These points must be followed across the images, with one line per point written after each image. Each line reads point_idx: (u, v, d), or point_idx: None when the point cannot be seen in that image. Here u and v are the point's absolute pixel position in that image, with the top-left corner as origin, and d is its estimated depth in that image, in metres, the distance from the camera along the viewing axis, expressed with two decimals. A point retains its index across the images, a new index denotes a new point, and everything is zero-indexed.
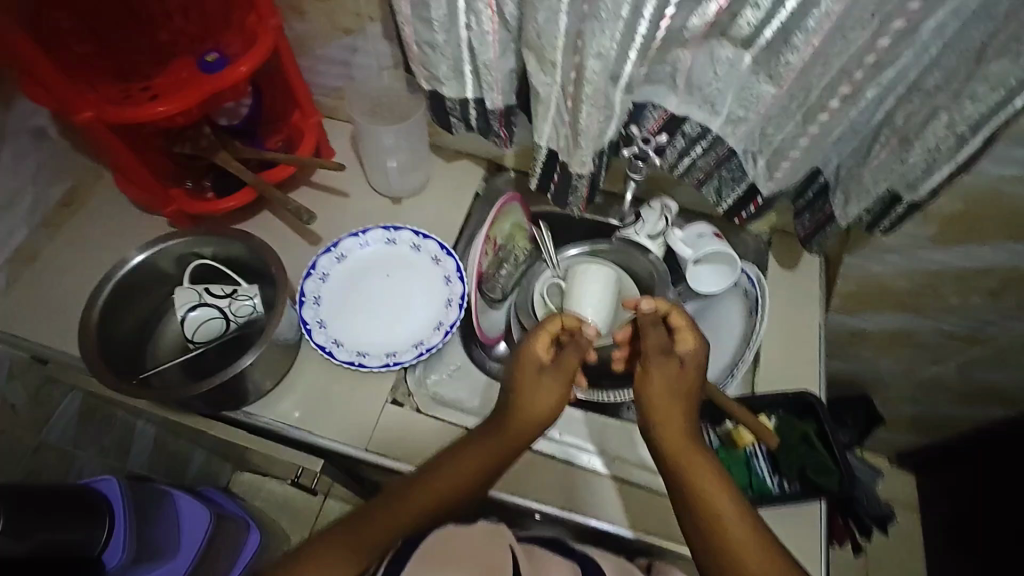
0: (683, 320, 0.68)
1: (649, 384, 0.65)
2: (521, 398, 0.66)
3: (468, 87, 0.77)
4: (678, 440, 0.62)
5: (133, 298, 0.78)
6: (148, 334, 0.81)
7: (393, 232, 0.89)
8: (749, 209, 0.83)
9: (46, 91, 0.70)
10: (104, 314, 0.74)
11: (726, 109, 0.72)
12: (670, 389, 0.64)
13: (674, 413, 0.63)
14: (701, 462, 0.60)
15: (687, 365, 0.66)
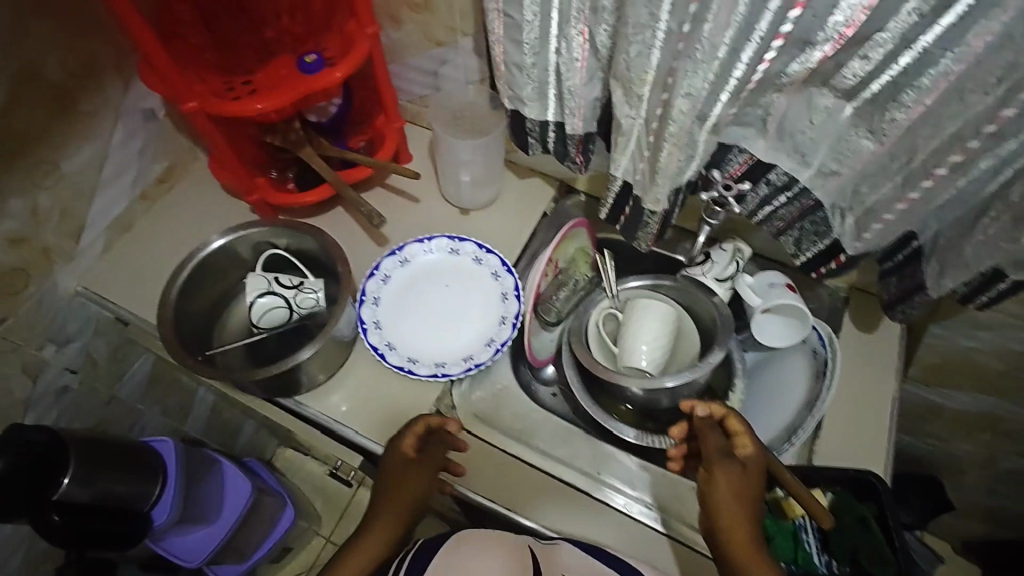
0: (742, 423, 0.69)
1: (714, 490, 0.66)
2: (392, 501, 0.72)
3: (550, 109, 0.77)
4: (745, 547, 0.63)
5: (209, 278, 0.82)
6: (218, 314, 0.85)
7: (458, 243, 0.90)
8: (831, 265, 0.79)
9: (159, 79, 0.74)
10: (182, 292, 0.78)
11: (818, 161, 0.69)
12: (734, 495, 0.66)
13: (740, 519, 0.65)
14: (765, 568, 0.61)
15: (748, 469, 0.67)
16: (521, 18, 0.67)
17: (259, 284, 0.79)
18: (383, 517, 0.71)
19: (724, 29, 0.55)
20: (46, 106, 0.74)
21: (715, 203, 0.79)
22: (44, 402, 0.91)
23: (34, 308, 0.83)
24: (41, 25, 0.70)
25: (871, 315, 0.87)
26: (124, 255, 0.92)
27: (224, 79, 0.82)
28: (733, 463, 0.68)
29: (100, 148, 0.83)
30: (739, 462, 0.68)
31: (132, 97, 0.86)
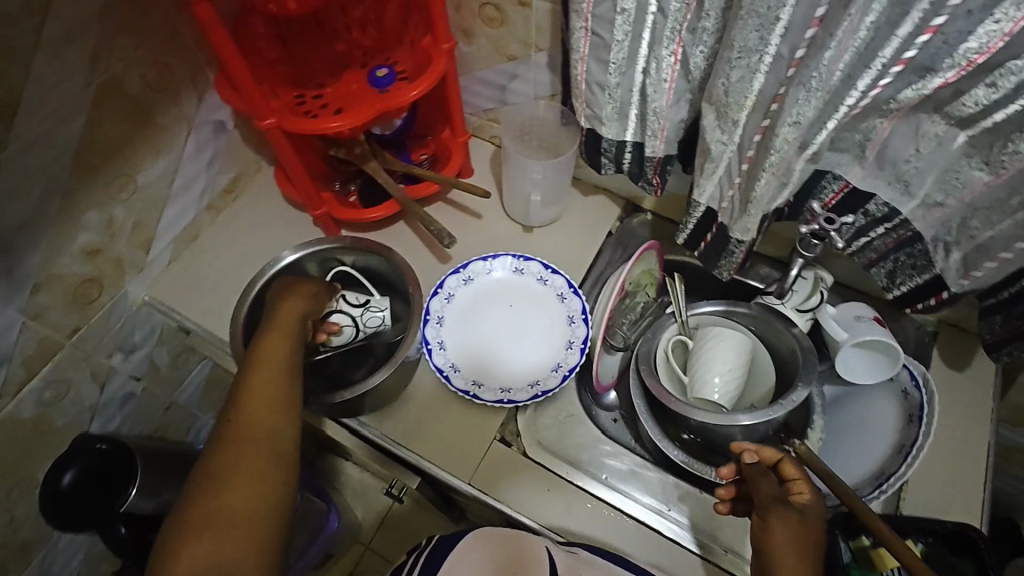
0: (798, 468, 0.66)
1: (771, 538, 0.61)
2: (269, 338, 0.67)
3: (630, 130, 0.74)
4: None
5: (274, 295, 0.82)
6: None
7: (522, 262, 0.88)
8: (930, 301, 0.74)
9: (240, 97, 0.73)
10: (252, 308, 0.78)
11: (922, 192, 0.64)
12: (795, 543, 0.61)
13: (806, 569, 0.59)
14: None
15: (806, 516, 0.63)
16: (610, 37, 0.64)
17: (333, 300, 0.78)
18: (260, 358, 0.65)
19: (841, 56, 0.51)
20: (126, 119, 0.74)
21: (813, 236, 0.72)
22: (110, 408, 0.91)
23: (105, 317, 0.83)
24: (127, 40, 0.70)
25: (961, 351, 0.82)
26: (191, 265, 0.92)
27: (298, 95, 0.81)
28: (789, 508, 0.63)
29: (172, 161, 0.83)
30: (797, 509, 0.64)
31: (204, 110, 0.85)
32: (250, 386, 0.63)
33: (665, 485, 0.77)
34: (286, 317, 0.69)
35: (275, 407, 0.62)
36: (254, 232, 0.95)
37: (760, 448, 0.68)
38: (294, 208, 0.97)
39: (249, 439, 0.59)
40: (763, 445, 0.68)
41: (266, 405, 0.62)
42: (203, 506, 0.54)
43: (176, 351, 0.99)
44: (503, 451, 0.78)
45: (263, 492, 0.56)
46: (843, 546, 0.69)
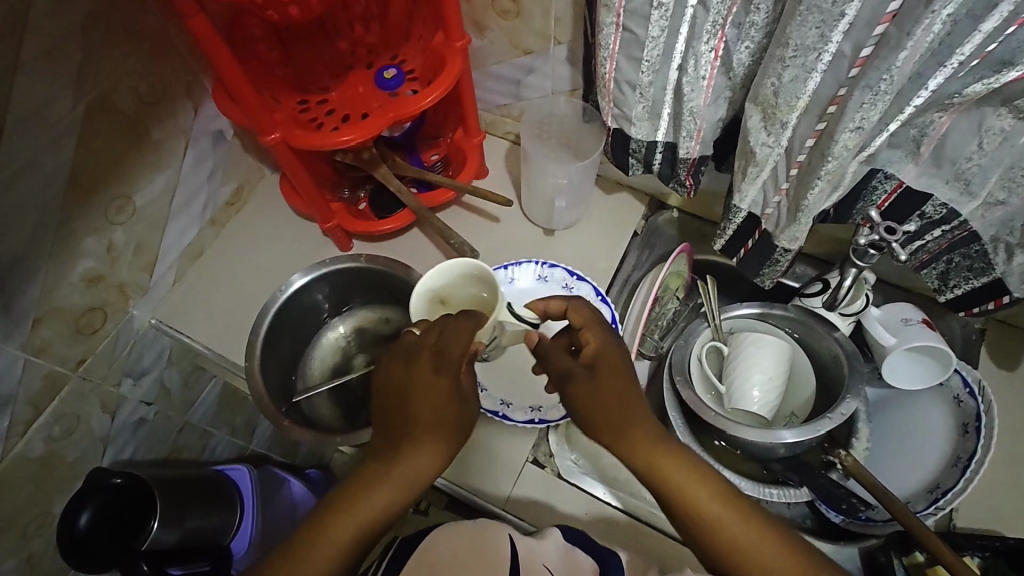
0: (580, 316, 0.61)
1: (578, 409, 0.57)
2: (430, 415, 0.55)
3: (661, 130, 0.69)
4: (643, 445, 0.55)
5: (294, 319, 0.81)
6: (304, 356, 0.84)
7: (547, 269, 0.84)
8: (987, 305, 0.69)
9: (241, 109, 0.68)
10: (267, 337, 0.77)
11: (984, 191, 0.59)
12: (604, 402, 0.56)
13: (620, 418, 0.56)
14: (669, 467, 0.54)
15: (597, 368, 0.58)
16: (644, 34, 0.58)
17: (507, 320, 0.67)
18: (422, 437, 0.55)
19: (914, 56, 0.46)
20: (121, 138, 0.69)
21: (871, 246, 0.67)
22: (124, 435, 0.88)
23: (112, 345, 0.80)
24: (115, 53, 0.64)
25: (1011, 349, 0.78)
26: (197, 284, 0.88)
27: (303, 103, 0.76)
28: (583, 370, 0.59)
29: (171, 178, 0.78)
30: (587, 365, 0.59)
31: (202, 120, 0.80)
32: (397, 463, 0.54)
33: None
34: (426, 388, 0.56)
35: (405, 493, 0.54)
36: (262, 247, 0.90)
37: (547, 303, 0.65)
38: (301, 220, 0.92)
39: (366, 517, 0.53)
40: (548, 300, 0.64)
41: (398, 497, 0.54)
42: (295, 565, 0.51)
43: (187, 371, 0.95)
44: (536, 473, 0.75)
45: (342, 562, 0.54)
46: (897, 562, 0.66)
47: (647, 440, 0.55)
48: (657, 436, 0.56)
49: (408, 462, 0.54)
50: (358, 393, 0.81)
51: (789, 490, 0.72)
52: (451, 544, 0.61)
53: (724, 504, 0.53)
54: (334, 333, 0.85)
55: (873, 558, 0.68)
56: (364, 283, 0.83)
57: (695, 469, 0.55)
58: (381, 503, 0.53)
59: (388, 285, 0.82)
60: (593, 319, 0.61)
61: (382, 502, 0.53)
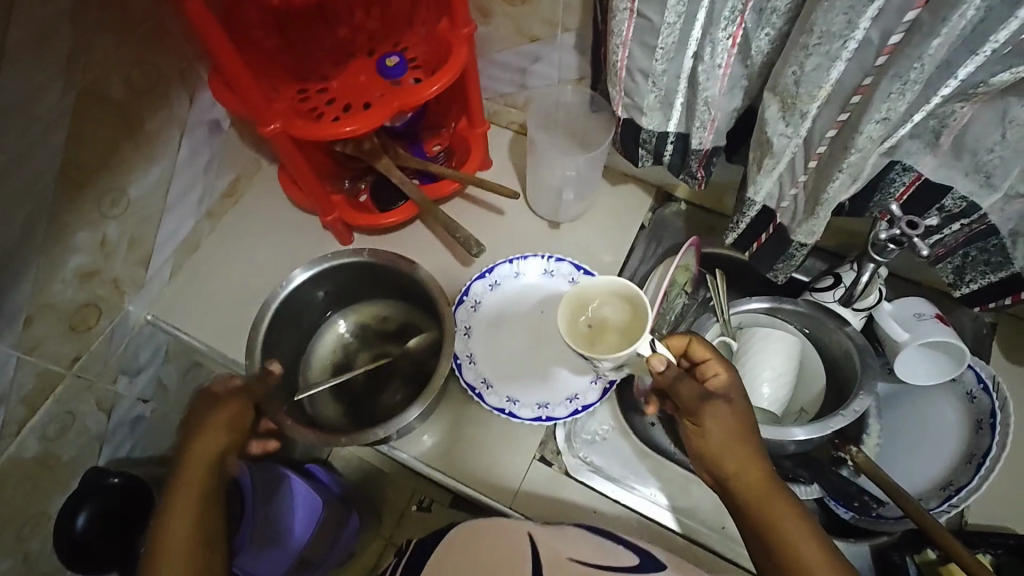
0: (708, 349, 0.61)
1: (709, 439, 0.56)
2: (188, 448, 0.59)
3: (673, 120, 0.67)
4: (759, 482, 0.54)
5: (294, 314, 0.78)
6: (305, 352, 0.82)
7: (553, 263, 0.82)
8: (1004, 300, 0.68)
9: (238, 98, 0.65)
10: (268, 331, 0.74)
11: (1007, 184, 0.57)
12: (731, 433, 0.55)
13: (745, 457, 0.55)
14: (784, 508, 0.52)
15: (731, 399, 0.57)
16: (660, 19, 0.56)
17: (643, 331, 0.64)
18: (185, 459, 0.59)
19: (946, 43, 0.44)
20: (113, 128, 0.67)
21: (891, 241, 0.66)
22: (120, 433, 0.86)
23: (106, 342, 0.77)
24: (106, 38, 0.61)
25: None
26: (193, 279, 0.85)
27: (302, 92, 0.73)
28: (716, 399, 0.57)
29: (164, 170, 0.76)
30: (721, 396, 0.57)
31: (196, 110, 0.77)
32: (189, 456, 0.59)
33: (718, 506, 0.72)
34: (208, 421, 0.61)
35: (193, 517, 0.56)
36: (260, 239, 0.88)
37: (666, 341, 0.64)
38: (299, 212, 0.89)
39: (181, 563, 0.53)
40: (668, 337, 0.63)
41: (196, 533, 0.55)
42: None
43: (184, 368, 0.93)
44: (544, 471, 0.73)
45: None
46: (909, 559, 0.67)
47: (765, 477, 0.54)
48: (769, 477, 0.54)
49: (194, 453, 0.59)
50: (360, 389, 0.80)
51: (800, 487, 0.70)
52: (464, 542, 0.61)
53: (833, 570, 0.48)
54: (336, 330, 0.84)
55: (885, 555, 0.68)
56: (365, 278, 0.81)
57: (805, 519, 0.52)
58: (182, 523, 0.55)
59: (389, 281, 0.80)
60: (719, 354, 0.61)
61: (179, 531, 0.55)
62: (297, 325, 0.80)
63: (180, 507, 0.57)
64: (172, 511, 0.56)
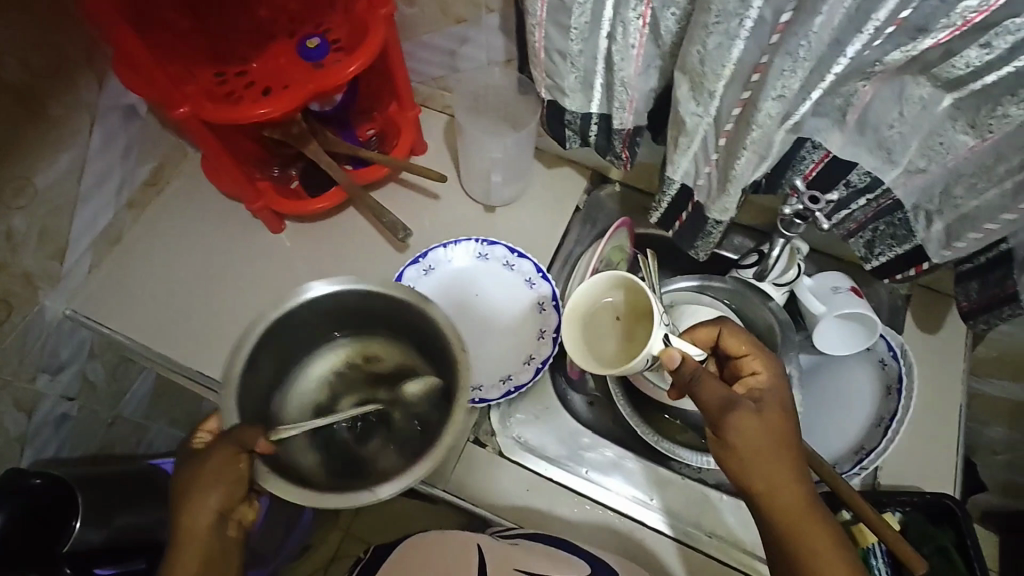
0: (745, 346, 0.60)
1: (736, 448, 0.52)
2: (190, 497, 0.54)
3: (595, 101, 0.68)
4: (793, 500, 0.51)
5: (291, 330, 0.63)
6: (292, 370, 0.66)
7: (486, 247, 0.82)
8: (908, 271, 0.71)
9: (141, 80, 0.62)
10: (253, 351, 0.60)
11: (905, 160, 0.60)
12: (767, 446, 0.51)
13: (779, 473, 0.51)
14: (820, 531, 0.50)
15: (765, 408, 0.54)
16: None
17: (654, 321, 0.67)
18: (180, 507, 0.54)
19: (831, 22, 0.45)
20: (12, 114, 0.63)
21: (795, 216, 0.69)
22: (44, 433, 0.83)
23: (21, 339, 0.74)
24: None
25: (936, 313, 0.81)
26: (116, 271, 0.83)
27: (218, 75, 0.71)
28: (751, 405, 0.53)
29: (77, 159, 0.73)
30: (757, 401, 0.54)
31: (108, 95, 0.74)
32: (187, 513, 0.53)
33: (704, 504, 0.72)
34: (206, 475, 0.54)
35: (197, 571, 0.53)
36: (187, 229, 0.85)
37: (694, 333, 0.63)
38: (227, 200, 0.87)
39: None
40: (695, 330, 0.63)
41: None
42: None
43: (113, 363, 0.90)
44: (478, 453, 0.75)
45: None
46: None
47: (801, 496, 0.51)
48: (805, 495, 0.52)
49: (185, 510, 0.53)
50: (347, 440, 0.64)
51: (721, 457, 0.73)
52: (419, 550, 0.69)
53: None
54: (336, 355, 0.68)
55: None
56: (370, 312, 0.65)
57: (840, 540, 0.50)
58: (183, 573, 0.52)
59: (403, 317, 0.64)
60: (759, 350, 0.59)
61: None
62: (309, 339, 0.66)
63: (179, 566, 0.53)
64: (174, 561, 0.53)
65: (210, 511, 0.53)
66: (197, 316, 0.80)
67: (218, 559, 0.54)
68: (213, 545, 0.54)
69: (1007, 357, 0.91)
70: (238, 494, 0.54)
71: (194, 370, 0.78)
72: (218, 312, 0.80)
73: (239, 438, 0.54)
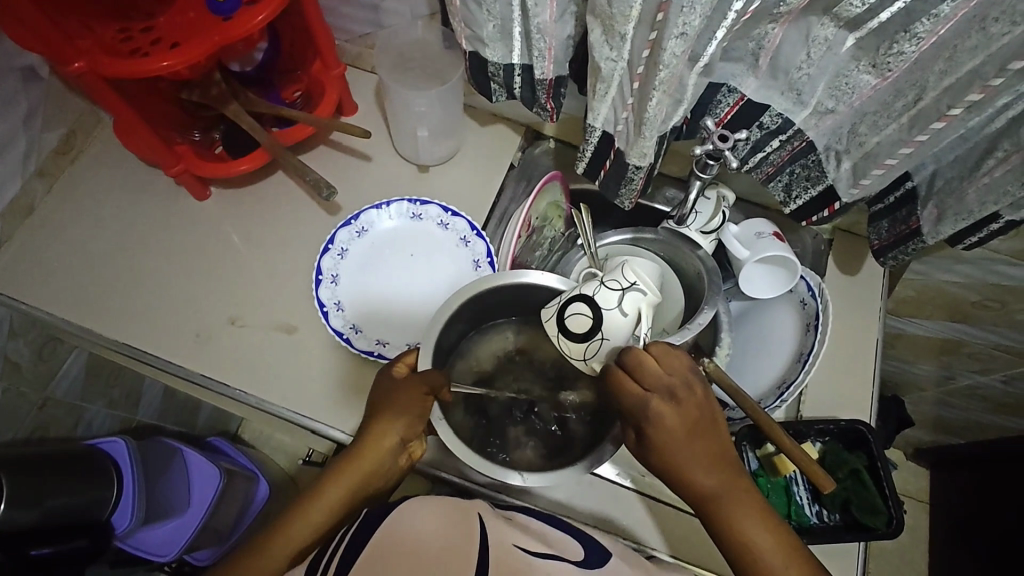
0: (627, 384, 0.54)
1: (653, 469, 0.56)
2: (380, 421, 0.61)
3: (516, 51, 0.67)
4: (700, 498, 0.54)
5: (502, 300, 0.68)
6: (477, 333, 0.71)
7: (419, 207, 0.82)
8: (823, 213, 0.74)
9: (32, 33, 0.59)
10: (465, 304, 0.65)
11: (814, 100, 0.61)
12: (668, 467, 0.54)
13: (685, 481, 0.54)
14: (733, 515, 0.53)
15: (650, 440, 0.54)
16: None
17: (607, 307, 0.59)
18: (375, 415, 0.62)
19: None
20: None
21: (708, 156, 0.69)
22: None
23: None
24: None
25: (854, 256, 0.84)
26: (30, 245, 0.79)
27: (120, 32, 0.67)
28: (642, 441, 0.55)
29: None
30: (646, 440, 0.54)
31: None
32: (375, 427, 0.61)
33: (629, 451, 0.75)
34: (397, 403, 0.60)
35: (365, 474, 0.61)
36: (103, 198, 0.81)
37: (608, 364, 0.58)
38: (147, 167, 0.83)
39: (344, 485, 0.60)
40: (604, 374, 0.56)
41: (359, 480, 0.60)
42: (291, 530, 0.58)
43: (38, 343, 0.87)
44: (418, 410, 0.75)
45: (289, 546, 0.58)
46: (750, 455, 0.72)
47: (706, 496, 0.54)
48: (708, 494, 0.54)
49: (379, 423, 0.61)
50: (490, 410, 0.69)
51: None
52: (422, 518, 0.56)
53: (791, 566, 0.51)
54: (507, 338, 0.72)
55: None
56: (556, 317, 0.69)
57: (752, 524, 0.53)
58: (358, 470, 0.60)
59: None
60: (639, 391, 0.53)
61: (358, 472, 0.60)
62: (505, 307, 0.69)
63: (352, 464, 0.61)
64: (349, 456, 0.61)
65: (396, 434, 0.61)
66: (121, 289, 0.78)
67: (387, 468, 0.62)
68: (389, 460, 0.62)
69: (922, 297, 0.96)
70: (418, 426, 0.62)
71: (119, 341, 0.75)
72: (145, 282, 0.78)
73: (428, 380, 0.59)
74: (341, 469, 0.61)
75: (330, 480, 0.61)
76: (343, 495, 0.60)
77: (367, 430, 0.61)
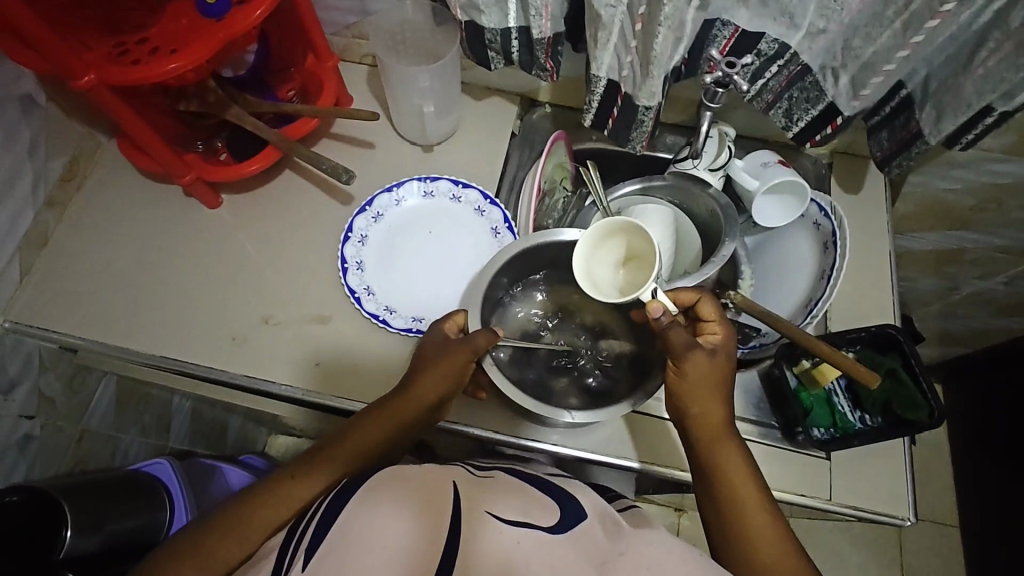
0: (714, 309, 0.63)
1: (685, 379, 0.60)
2: (423, 379, 0.62)
3: (511, 15, 0.68)
4: (713, 427, 0.60)
5: (530, 262, 0.72)
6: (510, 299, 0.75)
7: (431, 184, 0.83)
8: (826, 131, 0.75)
9: (41, 57, 0.60)
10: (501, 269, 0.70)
11: (806, 22, 0.63)
12: (705, 382, 0.59)
13: (710, 400, 0.60)
14: (731, 447, 0.59)
15: (715, 356, 0.60)
16: None
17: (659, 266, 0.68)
18: (416, 373, 0.63)
19: None
20: None
21: (717, 85, 0.71)
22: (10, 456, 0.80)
23: None
24: None
25: (856, 175, 0.87)
26: (49, 275, 0.79)
27: (116, 48, 0.66)
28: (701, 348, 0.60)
29: None
30: (708, 348, 0.60)
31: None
32: (414, 386, 0.62)
33: None
34: (441, 361, 0.63)
35: (387, 430, 0.61)
36: (114, 219, 0.82)
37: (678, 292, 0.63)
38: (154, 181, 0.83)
39: (368, 441, 0.60)
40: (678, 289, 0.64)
41: (381, 436, 0.61)
42: (304, 477, 0.56)
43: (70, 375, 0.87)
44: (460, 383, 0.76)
45: (299, 493, 0.55)
46: (789, 373, 0.75)
47: (722, 426, 0.60)
48: (725, 421, 0.60)
49: (421, 382, 0.62)
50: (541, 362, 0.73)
51: None
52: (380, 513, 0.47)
53: (764, 507, 0.56)
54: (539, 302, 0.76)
55: (770, 374, 0.76)
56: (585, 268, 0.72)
57: (744, 462, 0.58)
58: (383, 425, 0.61)
59: None
60: (723, 318, 0.62)
61: (389, 428, 0.61)
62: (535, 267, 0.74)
63: (378, 419, 0.61)
64: (379, 413, 0.62)
65: (433, 391, 0.62)
66: (148, 304, 0.78)
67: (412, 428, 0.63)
68: (417, 419, 0.63)
69: (922, 210, 0.99)
70: (454, 390, 0.64)
71: (152, 354, 0.76)
72: (171, 294, 0.78)
73: (475, 342, 0.62)
74: (367, 424, 0.61)
75: (352, 431, 0.60)
76: (361, 446, 0.60)
77: (404, 388, 0.63)
